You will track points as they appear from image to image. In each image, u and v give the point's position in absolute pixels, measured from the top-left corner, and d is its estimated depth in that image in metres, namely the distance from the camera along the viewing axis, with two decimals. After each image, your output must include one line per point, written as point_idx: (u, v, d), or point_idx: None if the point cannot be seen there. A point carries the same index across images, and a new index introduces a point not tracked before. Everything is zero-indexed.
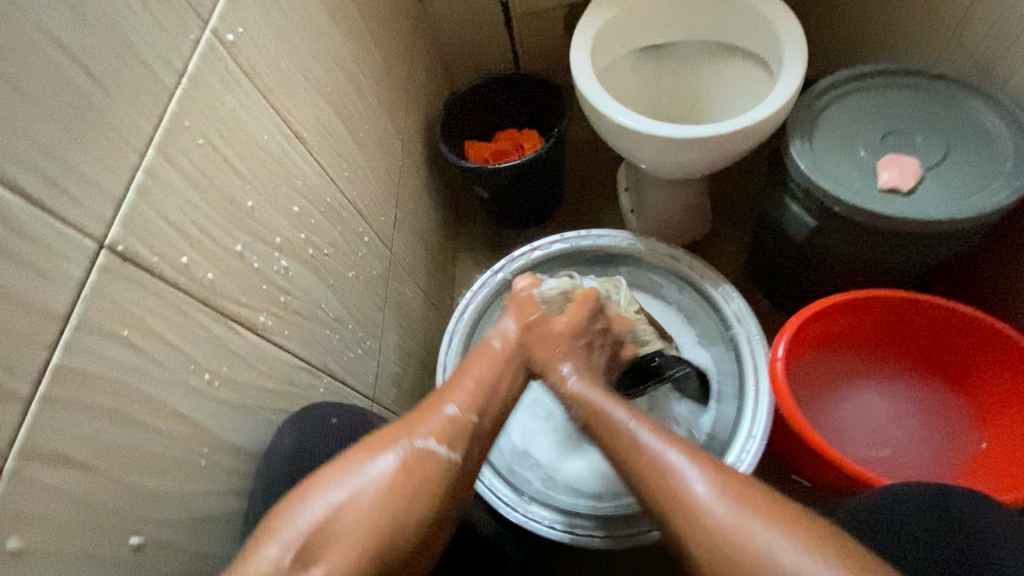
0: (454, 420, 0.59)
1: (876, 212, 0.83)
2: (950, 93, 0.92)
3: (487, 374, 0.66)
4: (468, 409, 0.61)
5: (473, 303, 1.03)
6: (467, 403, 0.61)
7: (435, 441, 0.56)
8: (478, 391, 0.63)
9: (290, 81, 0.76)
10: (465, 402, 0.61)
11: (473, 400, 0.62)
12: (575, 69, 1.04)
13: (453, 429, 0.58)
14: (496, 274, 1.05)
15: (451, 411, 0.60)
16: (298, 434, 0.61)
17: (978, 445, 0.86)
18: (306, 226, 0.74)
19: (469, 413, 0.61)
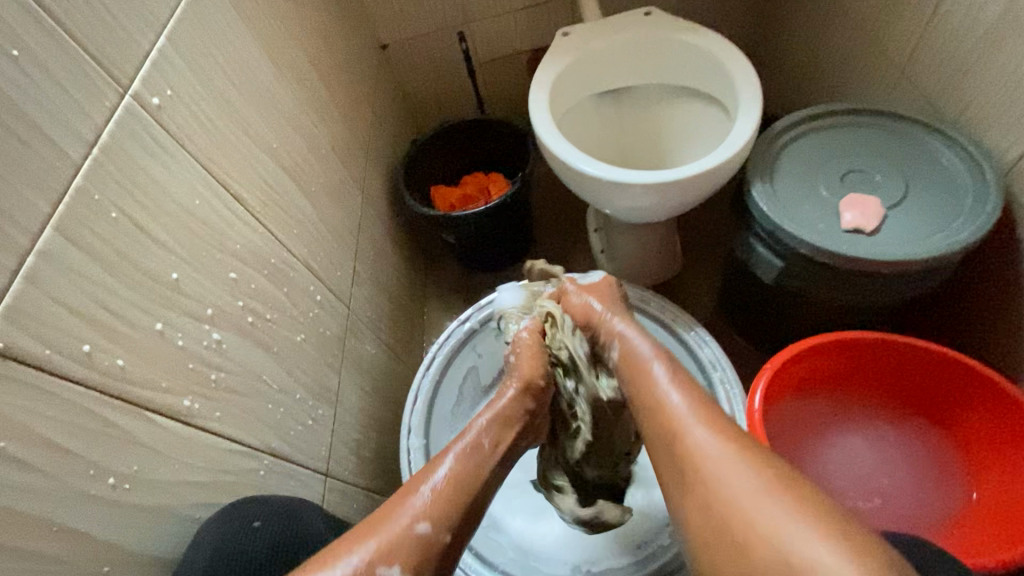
0: (421, 539, 0.53)
1: (842, 254, 0.81)
2: (907, 130, 0.92)
3: (469, 471, 0.60)
4: (438, 523, 0.54)
5: (438, 357, 0.98)
6: (439, 517, 0.55)
7: (410, 537, 0.52)
8: (448, 492, 0.57)
9: (229, 141, 0.72)
10: (434, 513, 0.55)
11: (449, 506, 0.56)
12: (534, 117, 1.04)
13: (417, 551, 0.52)
14: (462, 325, 1.00)
15: (421, 528, 0.53)
16: (217, 541, 0.55)
17: (968, 495, 0.83)
18: (245, 292, 0.70)
19: (443, 530, 0.54)
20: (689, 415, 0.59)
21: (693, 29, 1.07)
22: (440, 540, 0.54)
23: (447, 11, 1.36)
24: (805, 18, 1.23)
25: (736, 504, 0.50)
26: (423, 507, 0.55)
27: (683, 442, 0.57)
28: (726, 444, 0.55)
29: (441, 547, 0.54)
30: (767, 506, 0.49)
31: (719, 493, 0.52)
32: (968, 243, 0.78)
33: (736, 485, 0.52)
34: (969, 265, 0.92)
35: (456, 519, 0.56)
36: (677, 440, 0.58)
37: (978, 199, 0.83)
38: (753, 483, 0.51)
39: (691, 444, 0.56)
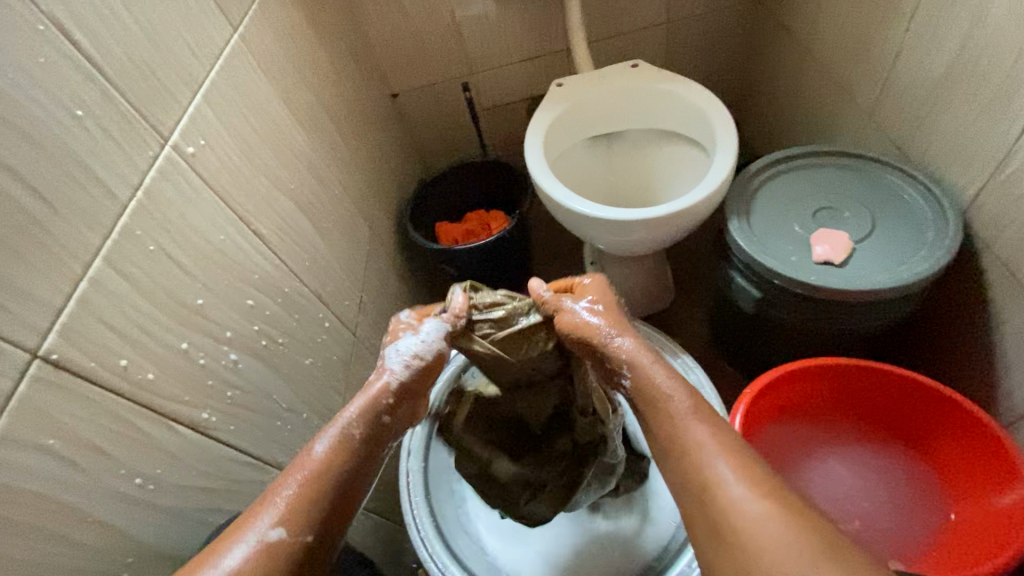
0: (274, 547, 0.50)
1: (812, 284, 0.87)
2: (874, 170, 0.99)
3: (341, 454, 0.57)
4: (296, 528, 0.51)
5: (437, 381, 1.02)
6: (295, 520, 0.51)
7: (279, 524, 0.51)
8: (307, 497, 0.53)
9: (252, 183, 0.81)
10: (289, 518, 0.51)
11: (307, 512, 0.52)
12: (529, 161, 1.13)
13: (270, 564, 0.49)
14: None
15: (274, 534, 0.50)
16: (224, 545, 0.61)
17: (948, 517, 0.86)
18: (260, 318, 0.77)
19: (302, 534, 0.52)
20: (702, 432, 0.55)
21: (675, 80, 1.17)
22: (303, 543, 0.51)
23: (452, 63, 1.48)
24: (783, 68, 1.32)
25: (741, 509, 0.49)
26: (278, 514, 0.51)
27: (697, 464, 0.54)
28: (735, 465, 0.52)
29: (302, 551, 0.51)
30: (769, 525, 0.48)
31: (719, 500, 0.51)
32: (929, 274, 0.84)
33: (741, 498, 0.50)
34: (939, 295, 0.97)
35: (320, 520, 0.53)
36: (690, 461, 0.54)
37: (939, 233, 0.89)
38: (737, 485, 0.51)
39: (702, 452, 0.54)
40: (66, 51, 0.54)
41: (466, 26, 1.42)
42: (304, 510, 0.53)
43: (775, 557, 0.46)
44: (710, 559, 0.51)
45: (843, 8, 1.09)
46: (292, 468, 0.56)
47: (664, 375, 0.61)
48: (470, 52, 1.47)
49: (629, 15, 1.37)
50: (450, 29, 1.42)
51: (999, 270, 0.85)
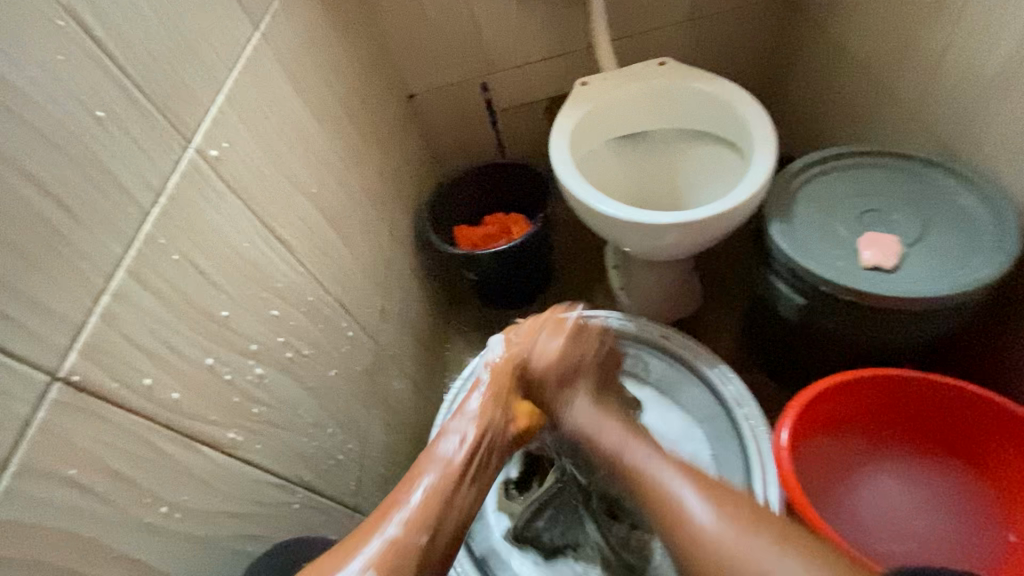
0: (399, 545, 0.57)
1: (864, 292, 0.83)
2: (922, 170, 0.94)
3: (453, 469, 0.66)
4: (415, 529, 0.59)
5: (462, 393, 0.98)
6: (412, 522, 0.59)
7: (400, 529, 0.58)
8: (425, 502, 0.62)
9: (276, 188, 0.78)
10: (411, 521, 0.59)
11: (423, 517, 0.60)
12: (557, 163, 1.09)
13: (398, 554, 0.57)
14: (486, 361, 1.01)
15: (394, 533, 0.58)
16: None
17: (1008, 538, 0.81)
18: (285, 329, 0.73)
19: (419, 533, 0.59)
20: (670, 473, 0.63)
21: (707, 78, 1.13)
22: (419, 542, 0.58)
23: (471, 63, 1.45)
24: (817, 66, 1.28)
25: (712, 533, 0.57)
26: (405, 517, 0.60)
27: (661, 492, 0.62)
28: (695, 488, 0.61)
29: (419, 549, 0.58)
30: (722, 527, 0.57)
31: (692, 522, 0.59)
32: (990, 280, 0.79)
33: (707, 527, 0.58)
34: (994, 303, 0.92)
35: (434, 520, 0.61)
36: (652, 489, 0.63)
37: (998, 236, 0.84)
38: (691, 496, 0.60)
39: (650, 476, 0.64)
40: (88, 49, 0.50)
41: (486, 24, 1.39)
42: (423, 511, 0.61)
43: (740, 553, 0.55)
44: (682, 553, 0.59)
45: (885, 2, 1.04)
46: (412, 480, 0.65)
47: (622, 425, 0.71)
48: (489, 51, 1.43)
49: (655, 12, 1.33)
50: (470, 28, 1.39)
51: None
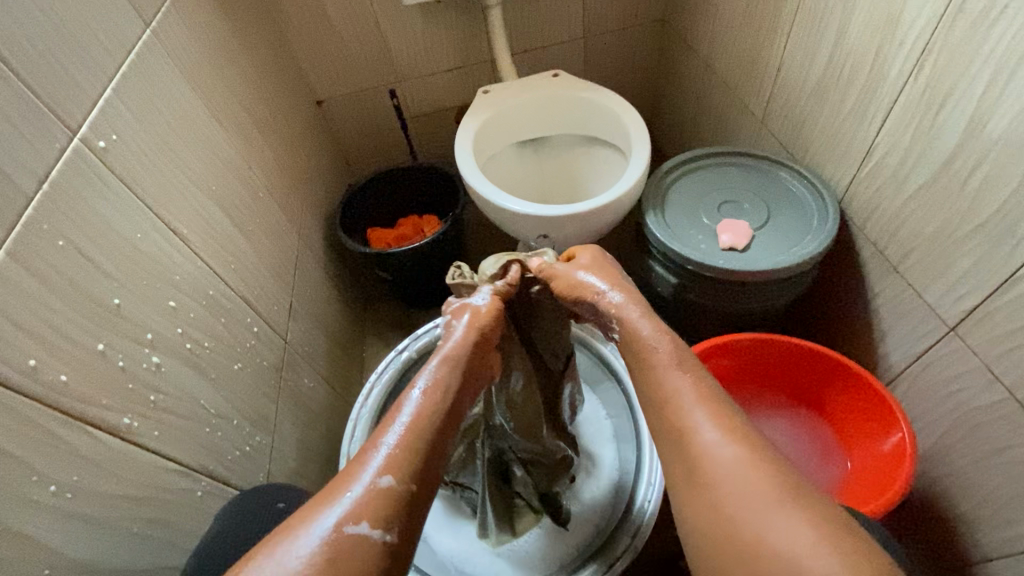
0: (387, 493, 0.47)
1: (721, 268, 0.97)
2: (768, 168, 1.11)
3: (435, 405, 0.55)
4: (404, 477, 0.49)
5: (377, 385, 1.06)
6: (398, 465, 0.49)
7: (389, 475, 0.48)
8: (420, 435, 0.52)
9: (171, 183, 0.79)
10: (398, 467, 0.49)
11: (411, 459, 0.50)
12: (461, 165, 1.17)
13: (383, 506, 0.46)
14: (400, 354, 1.10)
15: (384, 481, 0.48)
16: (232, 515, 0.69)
17: (844, 465, 0.99)
18: (183, 319, 0.74)
19: (408, 482, 0.49)
20: (698, 412, 0.52)
21: (592, 88, 1.26)
22: (414, 491, 0.49)
23: (378, 71, 1.50)
24: (689, 79, 1.45)
25: (728, 487, 0.47)
26: (385, 461, 0.49)
27: (679, 416, 0.53)
28: (719, 429, 0.51)
29: (414, 497, 0.49)
30: (754, 490, 0.46)
31: (710, 469, 0.49)
32: (815, 254, 0.96)
33: (722, 456, 0.49)
34: (826, 275, 1.10)
35: (418, 464, 0.50)
36: (670, 411, 0.54)
37: (822, 219, 1.01)
38: (714, 434, 0.50)
39: (678, 404, 0.54)
40: None
41: (390, 34, 1.44)
42: (408, 454, 0.50)
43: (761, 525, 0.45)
44: (689, 517, 0.50)
45: (735, 25, 1.22)
46: (388, 422, 0.54)
47: (648, 324, 0.60)
48: (395, 59, 1.49)
49: (548, 27, 1.46)
50: (375, 37, 1.44)
51: (869, 249, 0.99)
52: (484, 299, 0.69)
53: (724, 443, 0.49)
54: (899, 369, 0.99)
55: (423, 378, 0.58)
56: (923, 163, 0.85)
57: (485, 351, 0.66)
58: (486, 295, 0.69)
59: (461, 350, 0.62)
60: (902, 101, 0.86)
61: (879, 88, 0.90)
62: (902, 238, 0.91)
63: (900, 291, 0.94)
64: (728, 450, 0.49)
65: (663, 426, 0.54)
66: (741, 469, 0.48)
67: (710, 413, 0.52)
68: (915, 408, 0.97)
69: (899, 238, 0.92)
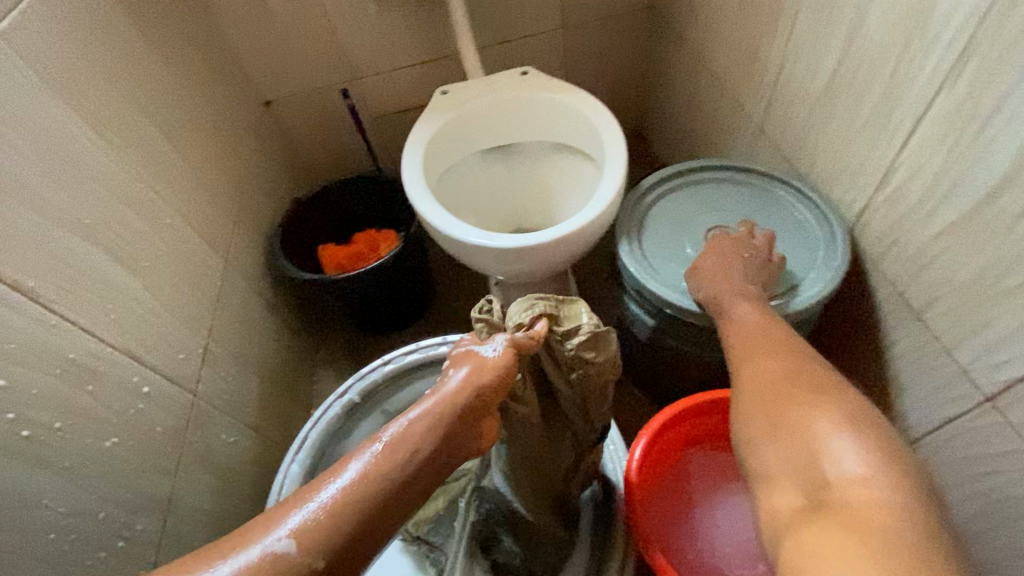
0: (281, 562, 0.41)
1: (704, 315, 0.81)
2: (766, 185, 0.94)
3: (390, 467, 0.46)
4: (312, 548, 0.42)
5: (316, 430, 1.00)
6: (313, 531, 0.42)
7: (294, 538, 0.42)
8: (357, 496, 0.44)
9: (10, 226, 0.63)
10: (312, 532, 0.42)
11: (331, 526, 0.43)
12: (407, 183, 1.01)
13: None
14: (341, 397, 1.04)
15: (284, 546, 0.41)
16: None
17: None
18: (14, 403, 0.59)
19: (315, 557, 0.42)
20: (828, 425, 0.53)
21: (564, 89, 1.08)
22: (314, 568, 0.42)
23: (330, 69, 1.33)
24: (681, 77, 1.27)
25: (856, 490, 0.47)
26: (303, 521, 0.43)
27: (817, 427, 0.53)
28: (851, 442, 0.51)
29: None
30: (866, 490, 0.47)
31: (830, 476, 0.49)
32: (819, 298, 0.79)
33: (848, 467, 0.49)
34: (834, 315, 0.93)
35: (342, 531, 0.43)
36: (806, 422, 0.55)
37: (829, 252, 0.84)
38: (850, 444, 0.51)
39: (810, 419, 0.54)
40: None
41: (341, 27, 1.27)
42: (332, 519, 0.43)
43: (865, 523, 0.44)
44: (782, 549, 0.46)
45: (730, 15, 1.04)
46: (338, 468, 0.47)
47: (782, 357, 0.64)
48: (349, 56, 1.32)
49: (519, 17, 1.28)
50: (324, 30, 1.27)
51: (885, 291, 0.82)
52: (495, 351, 0.54)
53: (861, 453, 0.50)
54: (917, 435, 0.82)
55: (392, 429, 0.48)
56: (956, 194, 0.68)
57: (481, 420, 0.52)
58: (499, 346, 0.55)
59: (444, 414, 0.49)
60: (932, 115, 0.69)
61: (903, 96, 0.72)
62: (926, 282, 0.75)
63: (922, 344, 0.77)
64: (859, 463, 0.49)
65: (750, 438, 0.58)
66: (864, 471, 0.48)
67: (841, 424, 0.53)
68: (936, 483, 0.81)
69: (923, 282, 0.75)
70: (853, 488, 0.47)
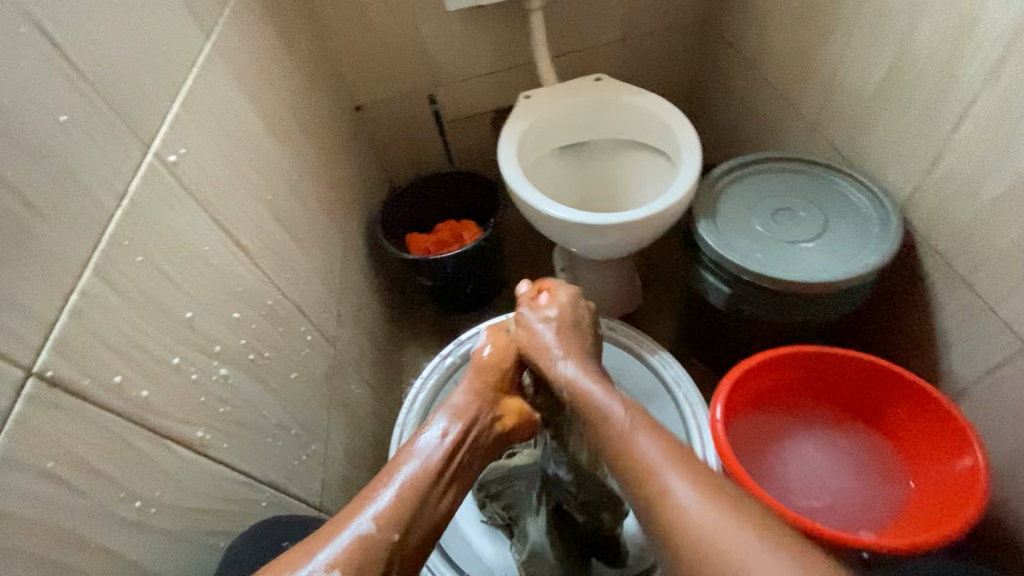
0: (368, 539, 0.49)
1: (778, 279, 0.95)
2: (823, 173, 1.08)
3: (422, 472, 0.56)
4: (387, 524, 0.50)
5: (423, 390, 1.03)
6: (389, 515, 0.51)
7: (372, 523, 0.50)
8: (405, 492, 0.53)
9: (231, 195, 0.79)
10: (387, 514, 0.51)
11: (397, 510, 0.52)
12: (506, 172, 1.16)
13: (366, 554, 0.48)
14: (444, 359, 1.06)
15: (366, 528, 0.49)
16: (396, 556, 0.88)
17: (908, 486, 0.94)
18: (246, 331, 0.74)
19: (391, 530, 0.50)
20: (672, 473, 0.53)
21: (639, 93, 1.24)
22: (392, 540, 0.50)
23: (418, 75, 1.50)
24: (735, 81, 1.42)
25: (687, 518, 0.49)
26: (379, 509, 0.51)
27: (658, 480, 0.53)
28: (698, 491, 0.51)
29: (391, 548, 0.50)
30: (739, 538, 0.46)
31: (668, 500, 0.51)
32: (878, 264, 0.93)
33: (689, 509, 0.49)
34: (886, 286, 1.06)
35: (408, 518, 0.52)
36: (645, 474, 0.54)
37: (883, 228, 0.98)
38: (688, 494, 0.51)
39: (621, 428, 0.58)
40: (49, 53, 0.52)
41: (432, 40, 1.44)
42: (400, 505, 0.52)
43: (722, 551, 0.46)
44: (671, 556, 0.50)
45: (785, 27, 1.19)
46: (392, 467, 0.58)
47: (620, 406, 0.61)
48: (435, 64, 1.49)
49: (589, 30, 1.44)
50: (416, 42, 1.44)
51: (935, 260, 0.95)
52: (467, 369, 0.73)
53: (699, 498, 0.50)
54: (965, 384, 0.95)
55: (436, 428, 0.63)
56: (1001, 171, 0.81)
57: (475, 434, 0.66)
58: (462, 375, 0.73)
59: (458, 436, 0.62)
60: (980, 105, 0.82)
61: (953, 90, 0.86)
62: (973, 249, 0.88)
63: (969, 304, 0.90)
64: (703, 508, 0.49)
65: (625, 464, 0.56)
66: (703, 507, 0.49)
67: (671, 457, 0.54)
68: (983, 425, 0.93)
69: (970, 249, 0.88)
70: (686, 522, 0.49)
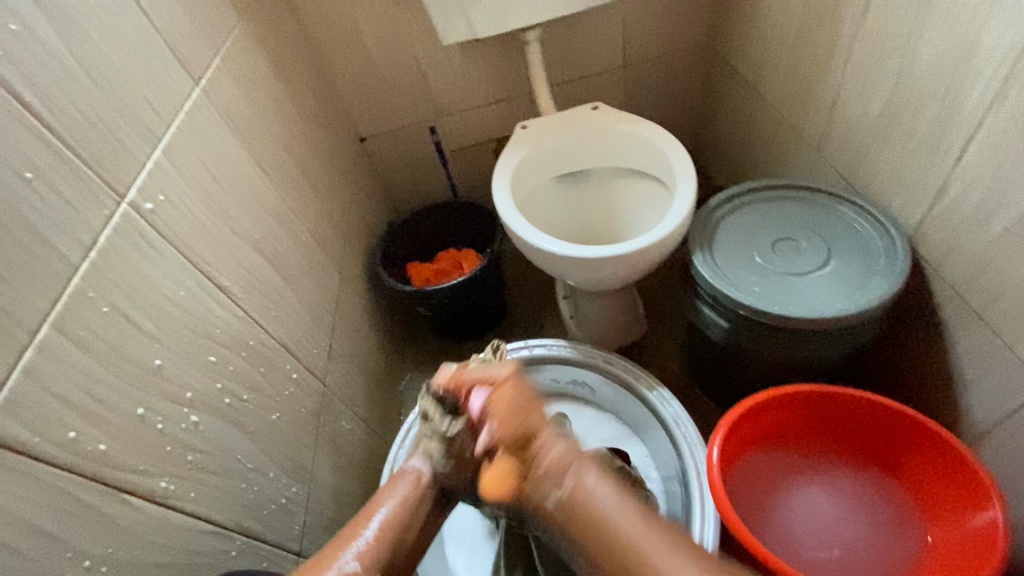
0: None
1: (775, 315, 0.90)
2: (827, 202, 1.03)
3: (398, 508, 0.62)
4: (367, 564, 0.55)
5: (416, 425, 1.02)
6: (368, 555, 0.56)
7: (357, 563, 0.55)
8: (383, 532, 0.59)
9: (215, 238, 0.80)
10: (367, 554, 0.56)
11: (379, 549, 0.57)
12: (499, 204, 1.15)
13: None
14: None
15: (350, 567, 0.54)
16: None
17: (925, 538, 0.87)
18: (223, 374, 0.74)
19: (372, 571, 0.55)
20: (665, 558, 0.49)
21: (636, 122, 1.22)
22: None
23: (418, 106, 1.51)
24: (737, 105, 1.39)
25: None
26: (358, 550, 0.56)
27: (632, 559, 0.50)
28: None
29: None
30: None
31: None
32: (884, 299, 0.88)
33: None
34: (898, 319, 1.00)
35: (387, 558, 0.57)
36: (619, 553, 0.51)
37: (891, 259, 0.93)
38: None
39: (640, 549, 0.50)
40: (17, 114, 0.53)
41: (432, 73, 1.46)
42: (378, 546, 0.57)
43: None
44: None
45: (785, 52, 1.15)
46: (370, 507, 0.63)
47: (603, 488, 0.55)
48: (436, 96, 1.50)
49: (587, 58, 1.44)
50: (415, 74, 1.45)
51: (948, 293, 0.89)
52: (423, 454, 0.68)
53: None
54: (986, 428, 0.88)
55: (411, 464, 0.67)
56: (1012, 200, 0.76)
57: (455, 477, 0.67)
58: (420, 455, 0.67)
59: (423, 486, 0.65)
60: (985, 132, 0.78)
61: (957, 116, 0.81)
62: (986, 283, 0.82)
63: (985, 341, 0.84)
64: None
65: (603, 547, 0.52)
66: None
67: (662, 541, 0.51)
68: (1007, 473, 0.86)
69: (983, 283, 0.82)
70: None
